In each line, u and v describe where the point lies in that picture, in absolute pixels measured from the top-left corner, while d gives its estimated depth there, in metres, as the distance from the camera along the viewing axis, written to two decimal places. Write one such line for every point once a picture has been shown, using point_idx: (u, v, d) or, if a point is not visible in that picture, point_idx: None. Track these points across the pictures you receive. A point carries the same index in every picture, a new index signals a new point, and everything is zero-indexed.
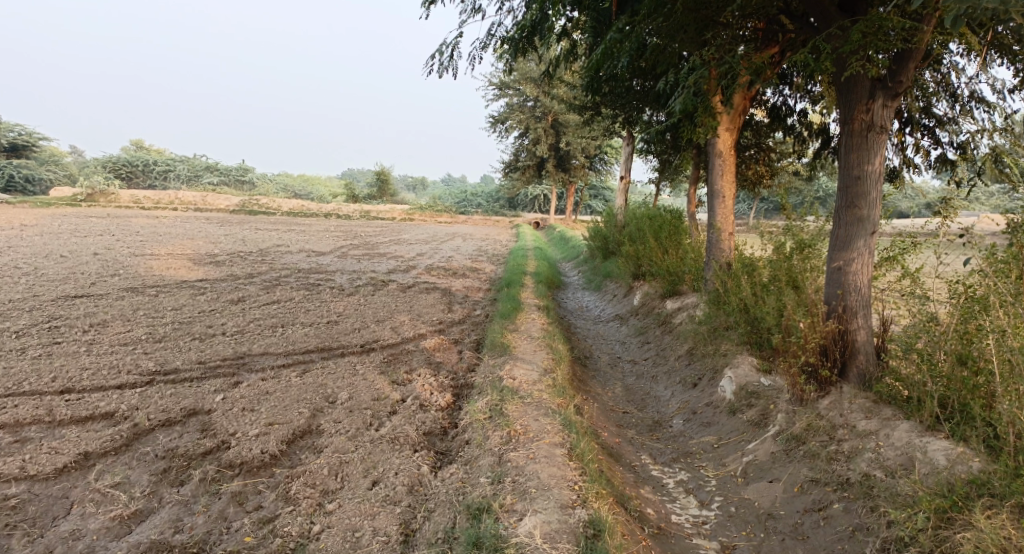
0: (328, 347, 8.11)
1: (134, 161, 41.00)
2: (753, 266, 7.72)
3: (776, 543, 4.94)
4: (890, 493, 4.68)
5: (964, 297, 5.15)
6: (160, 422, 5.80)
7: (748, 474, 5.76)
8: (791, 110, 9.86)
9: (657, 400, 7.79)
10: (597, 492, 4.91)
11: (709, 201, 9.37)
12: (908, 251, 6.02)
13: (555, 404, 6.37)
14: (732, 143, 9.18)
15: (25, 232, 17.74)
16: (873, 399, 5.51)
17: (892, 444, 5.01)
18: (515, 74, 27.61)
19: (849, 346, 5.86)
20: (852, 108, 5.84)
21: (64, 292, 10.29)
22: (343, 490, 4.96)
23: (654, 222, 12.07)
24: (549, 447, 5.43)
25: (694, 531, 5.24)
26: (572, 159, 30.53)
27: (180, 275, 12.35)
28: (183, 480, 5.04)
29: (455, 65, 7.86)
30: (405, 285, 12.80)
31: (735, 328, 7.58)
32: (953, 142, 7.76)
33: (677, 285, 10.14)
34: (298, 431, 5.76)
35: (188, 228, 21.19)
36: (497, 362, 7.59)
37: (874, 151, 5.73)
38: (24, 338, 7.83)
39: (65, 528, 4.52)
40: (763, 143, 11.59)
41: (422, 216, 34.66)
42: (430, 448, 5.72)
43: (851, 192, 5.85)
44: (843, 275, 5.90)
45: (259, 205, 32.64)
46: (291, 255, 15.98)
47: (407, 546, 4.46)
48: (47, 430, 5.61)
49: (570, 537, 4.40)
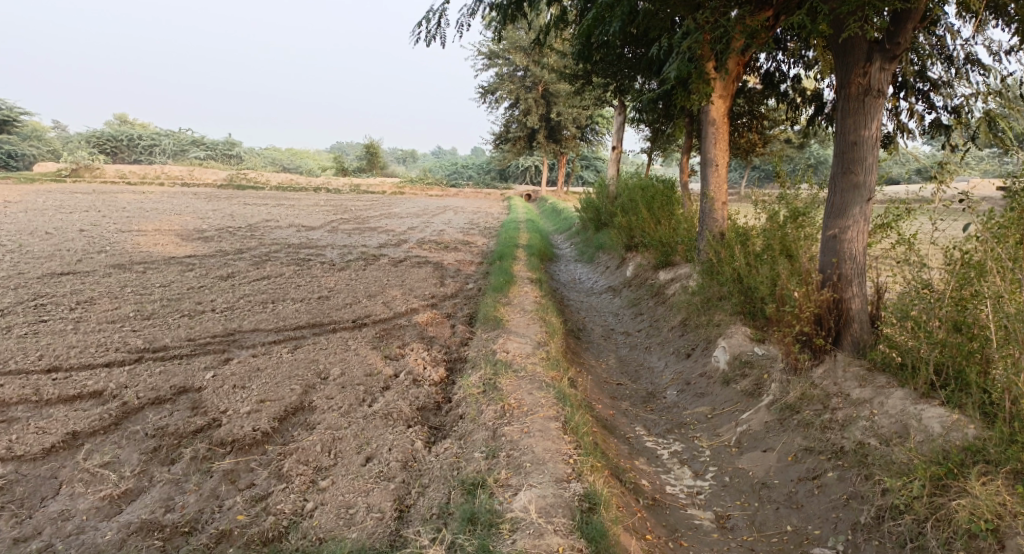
0: (320, 322, 8.02)
1: (118, 137, 40.38)
2: (746, 236, 7.66)
3: (770, 513, 4.97)
4: (885, 461, 4.68)
5: (960, 263, 5.09)
6: (149, 400, 5.73)
7: (743, 444, 5.76)
8: (785, 77, 9.72)
9: (650, 371, 7.78)
10: (591, 465, 4.89)
11: (702, 170, 9.26)
12: (902, 218, 5.96)
13: (548, 377, 6.33)
14: (726, 111, 9.04)
15: (9, 208, 17.46)
16: (868, 367, 5.49)
17: (886, 412, 5.00)
18: (504, 44, 27.18)
19: (844, 315, 5.81)
20: (848, 71, 5.73)
21: (49, 270, 10.13)
22: (336, 467, 4.92)
23: (646, 192, 11.95)
24: (543, 421, 5.39)
25: (689, 502, 5.24)
26: (563, 129, 30.25)
27: (167, 251, 12.19)
28: (174, 459, 4.99)
29: (442, 33, 7.60)
30: (396, 259, 12.68)
31: (728, 298, 7.53)
32: (948, 106, 7.66)
33: (670, 256, 10.07)
34: (289, 408, 5.71)
35: (175, 203, 20.91)
36: (490, 336, 7.53)
37: (871, 116, 5.63)
38: (9, 317, 7.70)
39: (54, 508, 4.46)
40: (755, 111, 11.41)
41: (413, 189, 34.42)
42: (424, 423, 5.68)
43: (846, 159, 5.76)
44: (838, 243, 5.84)
45: (248, 180, 32.29)
46: (281, 230, 15.81)
47: (401, 522, 4.43)
48: (34, 410, 5.54)
49: (565, 511, 4.36)
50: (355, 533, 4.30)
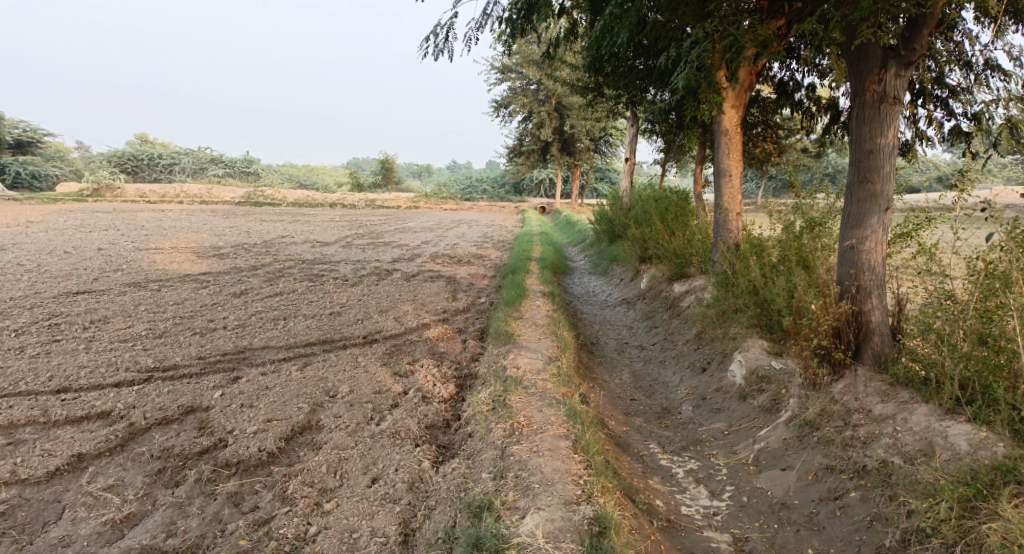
0: (330, 339, 7.95)
1: (138, 156, 40.95)
2: (761, 247, 7.50)
3: (790, 535, 4.78)
4: (909, 481, 4.48)
5: (983, 273, 4.92)
6: (156, 420, 5.67)
7: (761, 462, 5.58)
8: (799, 85, 9.59)
9: (665, 385, 7.60)
10: (603, 486, 4.74)
11: (715, 180, 9.11)
12: (922, 227, 5.77)
13: (560, 393, 6.19)
14: (739, 121, 8.89)
15: (30, 228, 17.70)
16: (890, 382, 5.29)
17: (910, 429, 4.80)
18: (517, 57, 27.21)
19: (863, 328, 5.62)
20: (863, 78, 5.59)
21: (65, 289, 10.18)
22: (341, 488, 4.82)
23: (660, 203, 11.80)
24: (553, 440, 5.25)
25: (705, 523, 5.06)
26: (577, 142, 30.20)
27: (183, 269, 12.24)
28: (178, 481, 4.91)
29: (450, 47, 7.55)
30: (409, 274, 12.61)
31: (744, 311, 7.36)
32: (968, 112, 7.48)
33: (685, 268, 9.92)
34: (297, 427, 5.62)
35: (192, 221, 21.14)
36: (501, 352, 7.41)
37: (887, 123, 5.49)
38: (22, 337, 7.71)
39: (55, 534, 4.39)
40: (770, 120, 11.27)
41: (428, 203, 34.51)
42: (432, 442, 5.57)
43: (863, 167, 5.60)
44: (855, 254, 5.67)
45: (265, 197, 32.57)
46: (296, 246, 15.84)
47: (406, 547, 4.31)
48: (42, 431, 5.50)
49: (574, 536, 4.22)
50: None
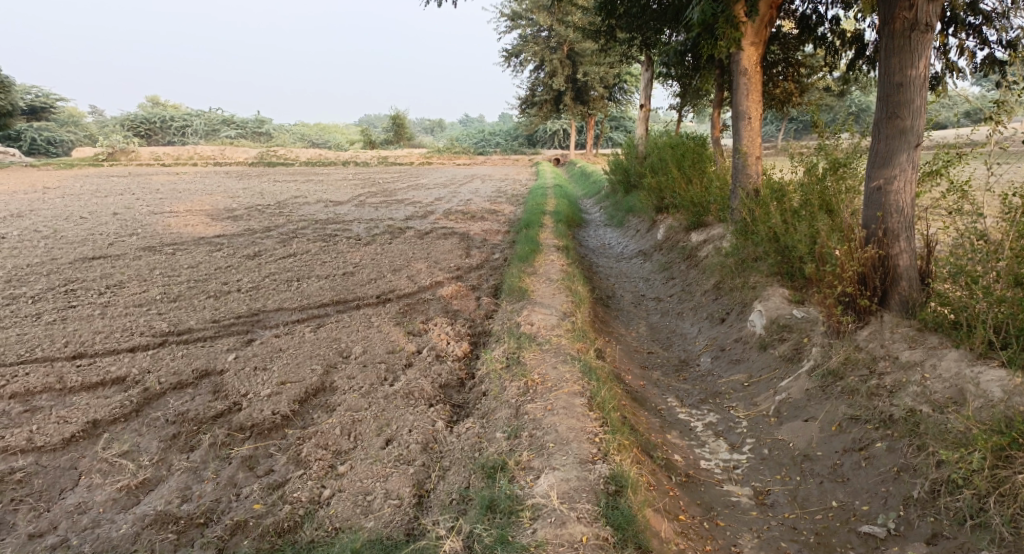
0: (343, 299, 7.86)
1: (151, 119, 40.85)
2: (782, 192, 7.30)
3: (814, 488, 4.67)
4: (939, 430, 4.32)
5: (1020, 211, 4.72)
6: (171, 385, 5.65)
7: (782, 413, 5.44)
8: (822, 19, 9.13)
9: (683, 337, 7.45)
10: (619, 444, 4.64)
11: (733, 123, 8.75)
12: (953, 163, 5.47)
13: (574, 349, 6.07)
14: (758, 59, 8.49)
15: (48, 194, 17.75)
16: (918, 328, 5.08)
17: (939, 376, 4.63)
18: (527, 4, 26.40)
19: (890, 273, 5.38)
20: (892, 5, 5.20)
21: (81, 254, 10.18)
22: (355, 450, 4.77)
23: (677, 150, 11.45)
24: (568, 397, 5.14)
25: (724, 478, 4.96)
26: (590, 90, 29.48)
27: (197, 231, 12.18)
28: (193, 446, 4.90)
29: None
30: (422, 231, 12.47)
31: (765, 259, 7.14)
32: (1002, 40, 7.13)
33: (703, 216, 9.65)
34: (310, 389, 5.57)
35: (206, 183, 21.07)
36: (515, 308, 7.28)
37: (918, 53, 5.15)
38: (39, 303, 7.71)
39: (71, 501, 4.40)
40: (791, 58, 10.81)
41: (441, 159, 34.16)
42: (447, 401, 5.50)
43: (891, 102, 5.29)
44: (883, 195, 5.40)
45: (278, 156, 32.41)
46: (309, 206, 15.71)
47: (420, 509, 4.27)
48: (58, 398, 5.49)
49: (589, 495, 4.13)
50: (372, 521, 4.15)
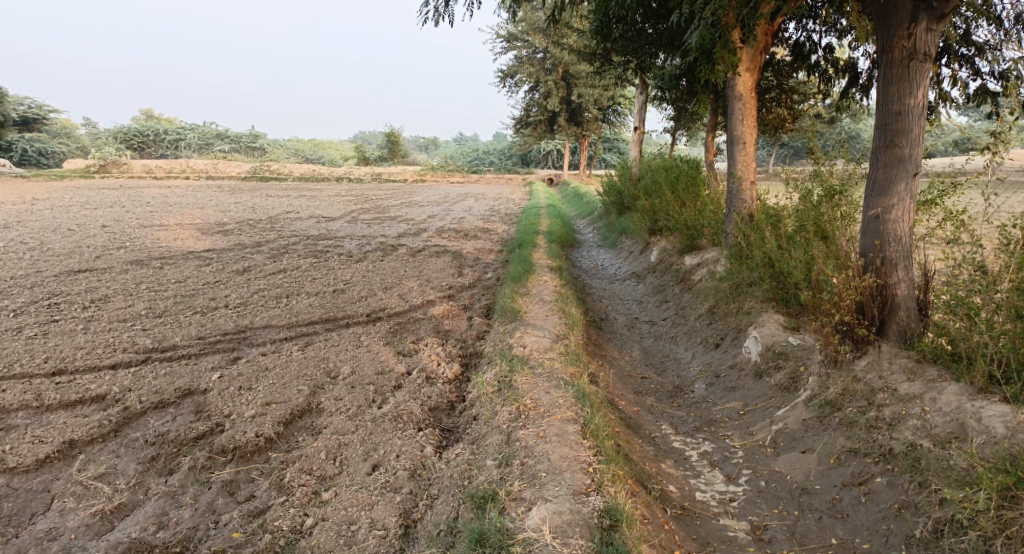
0: (333, 317, 7.72)
1: (144, 132, 40.70)
2: (777, 217, 7.25)
3: (812, 523, 4.56)
4: (941, 466, 4.23)
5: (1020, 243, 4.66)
6: (153, 404, 5.48)
7: (779, 444, 5.33)
8: (816, 46, 9.16)
9: (677, 362, 7.35)
10: (613, 474, 4.51)
11: (728, 148, 8.73)
12: (949, 193, 5.43)
13: (567, 373, 5.94)
14: (754, 84, 8.49)
15: (36, 206, 17.53)
16: (916, 358, 5.01)
17: (939, 409, 4.54)
18: (523, 26, 26.55)
19: (888, 302, 5.31)
20: (890, 34, 5.19)
21: (66, 267, 9.99)
22: (340, 476, 4.62)
23: (670, 173, 11.42)
24: (560, 424, 5.01)
25: (720, 510, 4.84)
26: (584, 112, 29.59)
27: (187, 246, 12.03)
28: (172, 469, 4.73)
29: (450, 11, 7.18)
30: (415, 249, 12.37)
31: (760, 285, 7.06)
32: (995, 71, 7.15)
33: (696, 239, 9.59)
34: (295, 411, 5.41)
35: (197, 197, 20.89)
36: (507, 330, 7.16)
37: (917, 82, 5.12)
38: (20, 317, 7.52)
39: (42, 527, 4.22)
40: (784, 85, 10.86)
41: (434, 177, 34.14)
42: (436, 425, 5.36)
43: (890, 130, 5.26)
44: (881, 224, 5.34)
45: (271, 171, 32.30)
46: (301, 222, 15.58)
47: (406, 540, 4.12)
48: (34, 416, 5.31)
49: (583, 530, 3.99)
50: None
